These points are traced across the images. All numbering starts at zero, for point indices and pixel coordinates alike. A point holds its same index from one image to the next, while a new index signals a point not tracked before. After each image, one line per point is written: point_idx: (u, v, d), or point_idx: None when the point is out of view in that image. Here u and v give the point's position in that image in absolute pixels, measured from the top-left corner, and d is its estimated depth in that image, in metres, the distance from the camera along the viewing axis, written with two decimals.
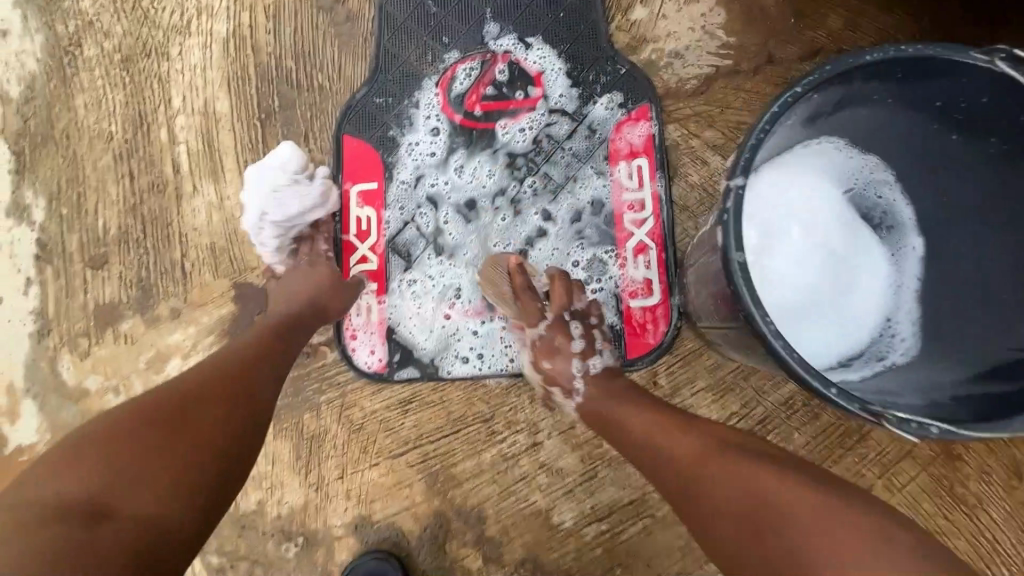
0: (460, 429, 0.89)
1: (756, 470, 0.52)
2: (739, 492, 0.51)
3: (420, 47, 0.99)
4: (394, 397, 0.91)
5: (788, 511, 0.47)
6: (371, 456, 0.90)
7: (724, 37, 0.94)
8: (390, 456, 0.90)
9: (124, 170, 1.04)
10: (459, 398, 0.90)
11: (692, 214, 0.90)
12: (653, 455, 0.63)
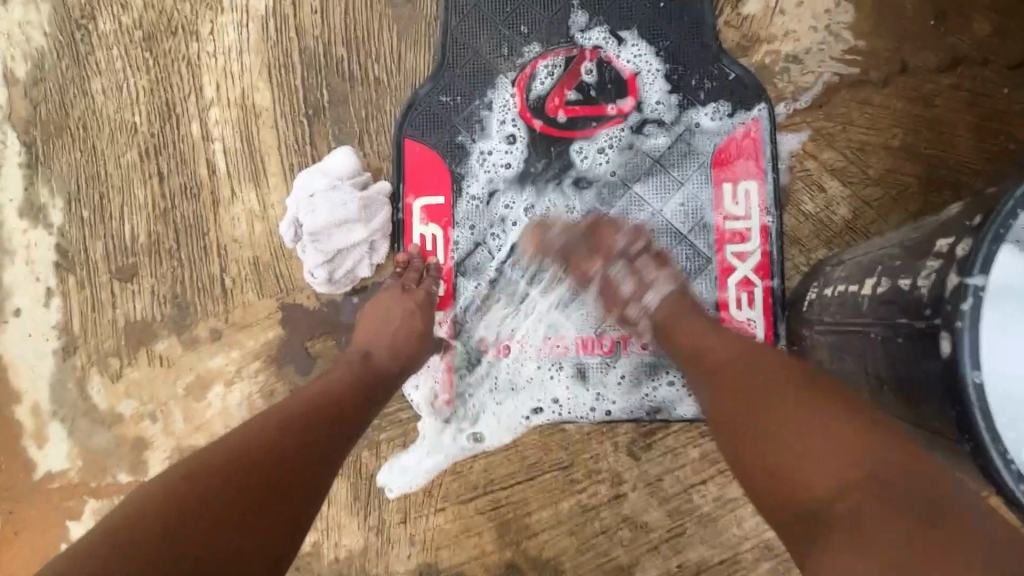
0: (536, 477, 0.82)
1: (831, 445, 0.48)
2: (798, 481, 0.48)
3: (494, 37, 0.85)
4: (463, 440, 0.84)
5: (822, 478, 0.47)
6: (437, 502, 0.83)
7: (851, 39, 0.81)
8: (458, 503, 0.83)
9: (151, 169, 0.92)
10: (535, 443, 0.82)
11: (803, 248, 0.80)
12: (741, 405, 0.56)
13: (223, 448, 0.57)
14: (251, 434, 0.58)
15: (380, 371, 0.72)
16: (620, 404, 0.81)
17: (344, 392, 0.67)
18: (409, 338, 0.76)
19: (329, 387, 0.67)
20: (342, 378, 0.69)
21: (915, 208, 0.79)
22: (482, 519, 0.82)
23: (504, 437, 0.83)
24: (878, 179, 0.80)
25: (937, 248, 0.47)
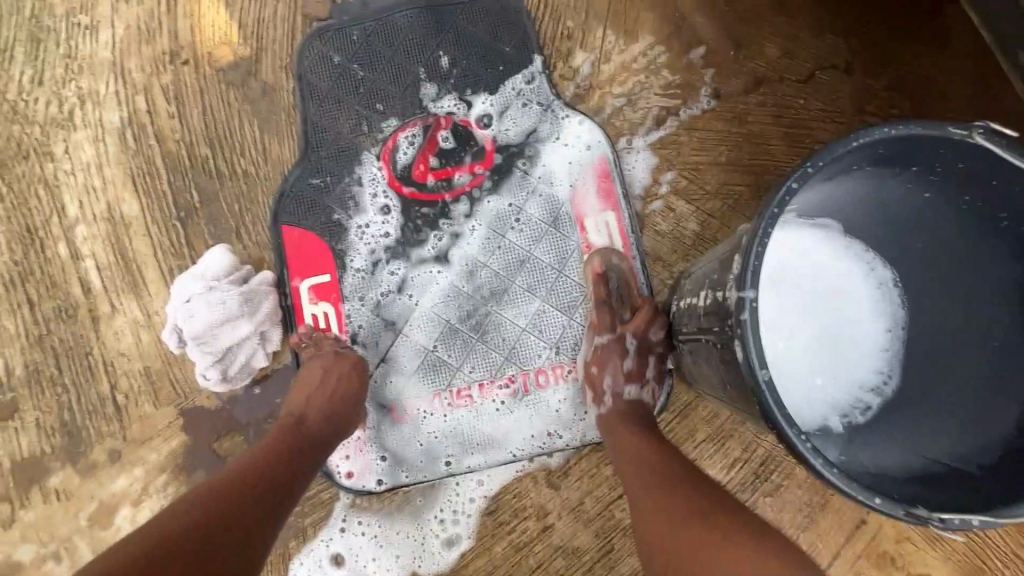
0: (465, 526, 0.84)
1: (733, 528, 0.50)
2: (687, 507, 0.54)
3: (352, 117, 0.90)
4: (379, 511, 0.85)
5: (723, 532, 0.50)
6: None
7: (669, 76, 0.92)
8: (391, 573, 0.83)
9: (20, 298, 0.88)
10: (458, 492, 0.85)
11: (666, 264, 0.89)
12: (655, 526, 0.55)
13: (170, 522, 0.54)
14: (194, 506, 0.57)
15: (313, 433, 0.73)
16: (530, 439, 0.85)
17: (280, 459, 0.67)
18: (340, 404, 0.77)
19: (264, 456, 0.67)
20: (272, 447, 0.69)
21: (752, 213, 0.89)
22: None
23: (428, 493, 0.85)
24: (714, 192, 0.90)
25: (733, 263, 0.55)
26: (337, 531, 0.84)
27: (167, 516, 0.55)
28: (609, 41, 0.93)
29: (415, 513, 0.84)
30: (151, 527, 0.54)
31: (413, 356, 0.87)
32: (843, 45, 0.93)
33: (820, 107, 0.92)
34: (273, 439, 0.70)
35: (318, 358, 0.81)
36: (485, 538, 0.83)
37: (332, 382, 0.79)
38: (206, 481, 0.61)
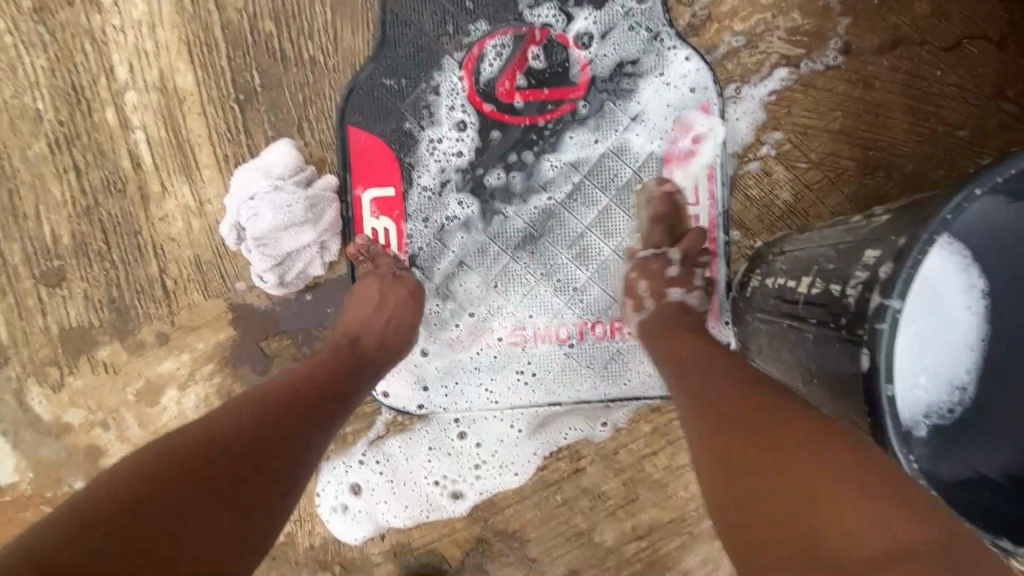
0: (472, 481, 0.87)
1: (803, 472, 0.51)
2: (782, 420, 0.56)
3: (438, 12, 0.80)
4: (392, 453, 0.87)
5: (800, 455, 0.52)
6: (381, 518, 0.88)
7: (799, 18, 0.81)
8: (400, 518, 0.88)
9: (66, 163, 0.83)
10: (478, 442, 0.87)
11: (749, 231, 0.83)
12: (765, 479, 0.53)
13: (216, 421, 0.58)
14: (236, 410, 0.60)
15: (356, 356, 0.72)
16: (575, 389, 0.85)
17: (320, 377, 0.67)
18: (400, 329, 0.76)
19: (307, 372, 0.67)
20: (319, 364, 0.69)
21: (851, 193, 0.83)
22: (450, 500, 0.87)
23: (457, 431, 0.87)
24: (817, 163, 0.83)
25: (865, 260, 0.52)
26: (352, 463, 0.88)
27: (224, 412, 0.59)
28: None
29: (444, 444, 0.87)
30: (210, 419, 0.59)
31: (475, 288, 0.84)
32: (1003, 12, 0.81)
33: (958, 82, 0.81)
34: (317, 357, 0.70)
35: (382, 279, 0.78)
36: (501, 487, 0.87)
37: (389, 310, 0.76)
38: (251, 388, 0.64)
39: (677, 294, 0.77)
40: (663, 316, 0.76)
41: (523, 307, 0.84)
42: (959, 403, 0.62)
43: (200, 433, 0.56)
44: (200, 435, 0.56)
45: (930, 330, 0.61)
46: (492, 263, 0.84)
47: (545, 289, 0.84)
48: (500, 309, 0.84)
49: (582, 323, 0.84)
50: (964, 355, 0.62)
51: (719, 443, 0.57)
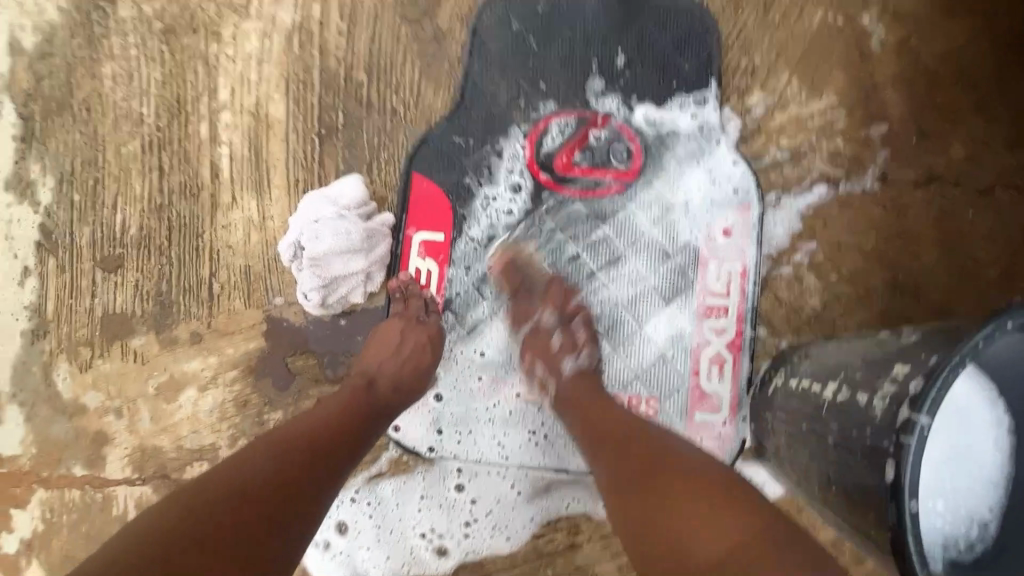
0: (461, 539, 0.85)
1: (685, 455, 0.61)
2: (690, 470, 0.59)
3: (513, 88, 0.89)
4: (380, 498, 0.86)
5: (679, 464, 0.60)
6: (361, 565, 0.86)
7: (841, 144, 0.88)
8: (379, 569, 0.86)
9: (152, 163, 0.91)
10: (476, 497, 0.85)
11: (775, 331, 0.86)
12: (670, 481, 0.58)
13: (233, 467, 0.58)
14: (253, 458, 0.59)
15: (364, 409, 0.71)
16: (583, 459, 0.84)
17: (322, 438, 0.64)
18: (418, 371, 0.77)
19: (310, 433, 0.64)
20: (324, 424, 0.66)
21: (879, 312, 0.85)
22: (435, 556, 0.85)
23: (454, 484, 0.86)
24: (848, 278, 0.86)
25: (894, 374, 0.53)
26: (339, 502, 0.86)
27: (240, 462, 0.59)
28: (792, 89, 0.88)
29: (438, 496, 0.86)
30: (216, 473, 0.58)
31: (502, 341, 0.86)
32: None
33: (988, 225, 0.86)
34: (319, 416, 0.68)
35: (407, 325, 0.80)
36: (490, 550, 0.85)
37: (403, 357, 0.78)
38: (262, 436, 0.63)
39: (569, 366, 0.78)
40: (578, 387, 0.76)
41: None
42: (979, 538, 0.61)
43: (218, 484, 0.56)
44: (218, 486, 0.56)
45: (952, 458, 0.61)
46: None
47: None
48: (523, 366, 0.86)
49: (601, 393, 0.85)
50: (989, 488, 0.61)
51: (642, 481, 0.59)
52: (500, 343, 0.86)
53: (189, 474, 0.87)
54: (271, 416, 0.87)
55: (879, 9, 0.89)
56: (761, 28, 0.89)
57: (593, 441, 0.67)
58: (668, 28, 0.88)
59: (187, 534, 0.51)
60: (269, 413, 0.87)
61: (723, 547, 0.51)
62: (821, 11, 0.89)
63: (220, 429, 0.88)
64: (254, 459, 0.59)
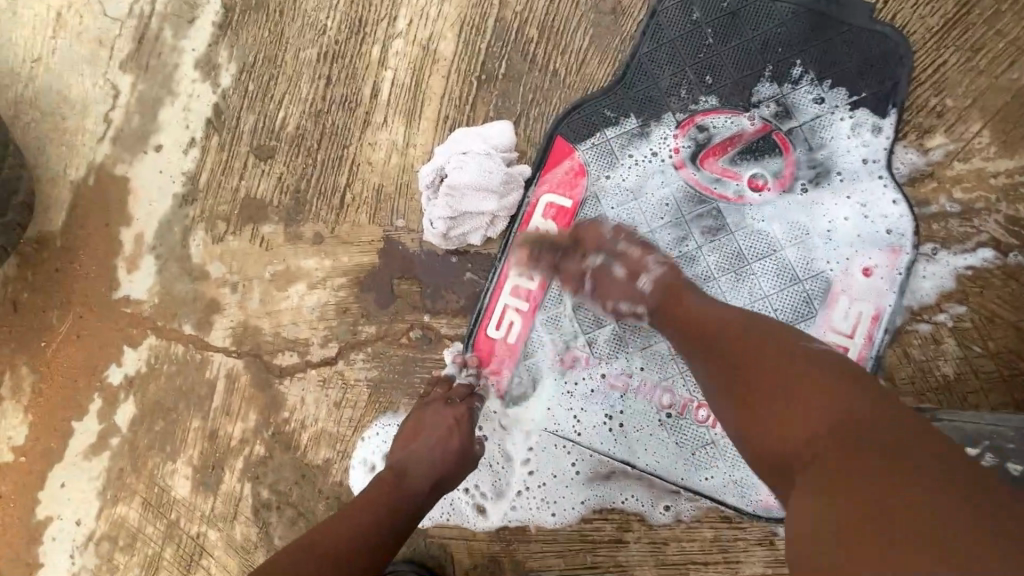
0: (502, 505, 0.84)
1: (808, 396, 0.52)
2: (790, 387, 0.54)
3: (678, 74, 0.87)
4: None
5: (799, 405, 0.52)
6: None
7: (1023, 211, 0.80)
8: None
9: (323, 72, 0.97)
10: (531, 467, 0.83)
11: (893, 388, 0.79)
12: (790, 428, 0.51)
13: (342, 518, 0.63)
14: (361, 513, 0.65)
15: (371, 522, 0.64)
16: (654, 459, 0.81)
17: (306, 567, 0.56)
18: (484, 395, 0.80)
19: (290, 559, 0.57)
20: (307, 543, 0.59)
21: (1021, 399, 0.77)
22: (476, 510, 0.84)
23: (514, 445, 0.84)
24: (994, 354, 0.78)
25: None
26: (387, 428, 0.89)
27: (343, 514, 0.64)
28: (982, 141, 0.81)
29: (494, 453, 0.85)
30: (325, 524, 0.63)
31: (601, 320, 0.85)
32: None
33: None
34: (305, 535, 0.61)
35: (438, 410, 0.79)
36: (533, 521, 0.83)
37: (440, 440, 0.76)
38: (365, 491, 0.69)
39: (624, 307, 0.75)
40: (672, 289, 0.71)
41: (637, 359, 0.83)
42: None
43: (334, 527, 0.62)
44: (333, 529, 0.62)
45: None
46: None
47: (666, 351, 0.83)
48: (614, 350, 0.84)
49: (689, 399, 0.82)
50: None
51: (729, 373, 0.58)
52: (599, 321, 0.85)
53: (278, 361, 0.93)
54: (365, 329, 0.91)
55: None
56: (962, 70, 0.82)
57: (690, 338, 0.65)
58: (858, 48, 0.83)
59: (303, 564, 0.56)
60: (364, 326, 0.91)
61: (816, 432, 0.49)
62: None
63: (316, 327, 0.92)
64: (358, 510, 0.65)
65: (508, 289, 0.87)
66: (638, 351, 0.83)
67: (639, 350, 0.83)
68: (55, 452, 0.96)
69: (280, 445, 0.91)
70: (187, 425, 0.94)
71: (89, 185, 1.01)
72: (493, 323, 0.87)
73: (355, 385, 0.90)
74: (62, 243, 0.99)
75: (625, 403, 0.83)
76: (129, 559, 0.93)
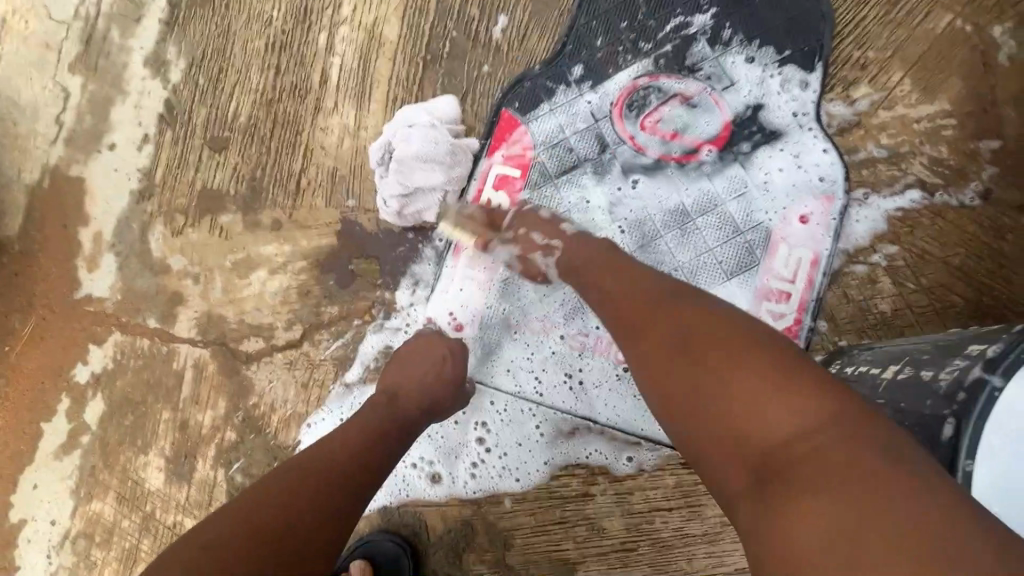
0: (458, 473, 0.86)
1: (763, 393, 0.46)
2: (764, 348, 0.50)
3: (614, 43, 0.90)
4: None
5: (753, 418, 0.46)
6: None
7: (945, 152, 0.84)
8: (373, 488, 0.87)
9: (271, 62, 0.98)
10: (493, 433, 0.86)
11: (837, 328, 0.83)
12: (718, 404, 0.48)
13: (337, 440, 0.62)
14: (355, 438, 0.64)
15: (366, 447, 0.63)
16: (614, 412, 0.84)
17: (298, 511, 0.54)
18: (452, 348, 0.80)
19: (279, 502, 0.54)
20: (288, 482, 0.56)
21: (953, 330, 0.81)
22: (433, 482, 0.86)
23: (468, 416, 0.86)
24: (926, 288, 0.82)
25: (967, 351, 0.52)
26: (333, 417, 0.91)
27: (336, 439, 0.63)
28: (903, 89, 0.85)
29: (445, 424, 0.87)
30: (319, 445, 0.61)
31: (555, 282, 0.87)
32: None
33: None
34: (285, 468, 0.58)
35: (430, 343, 0.80)
36: (497, 487, 0.85)
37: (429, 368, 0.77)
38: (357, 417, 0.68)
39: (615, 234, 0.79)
40: (583, 251, 0.74)
41: (594, 318, 0.86)
42: None
43: (327, 453, 0.60)
44: (327, 453, 0.60)
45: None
46: None
47: None
48: (569, 313, 0.86)
49: None
50: None
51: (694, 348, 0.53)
52: (554, 284, 0.87)
53: (244, 347, 0.94)
54: (328, 309, 0.92)
55: (1015, 22, 0.84)
56: (882, 23, 0.87)
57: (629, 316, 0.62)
58: (783, 7, 0.87)
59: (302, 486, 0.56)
60: (327, 306, 0.93)
61: (785, 425, 0.44)
62: (950, 15, 0.86)
63: (279, 312, 0.94)
64: (352, 436, 0.64)
65: (464, 261, 0.89)
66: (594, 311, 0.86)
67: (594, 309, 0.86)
68: (25, 455, 0.96)
69: (251, 429, 0.92)
70: (157, 418, 0.94)
71: (44, 188, 1.01)
72: (451, 295, 0.89)
73: (322, 365, 0.92)
74: (20, 247, 1.00)
75: (584, 361, 0.85)
76: (106, 555, 0.93)
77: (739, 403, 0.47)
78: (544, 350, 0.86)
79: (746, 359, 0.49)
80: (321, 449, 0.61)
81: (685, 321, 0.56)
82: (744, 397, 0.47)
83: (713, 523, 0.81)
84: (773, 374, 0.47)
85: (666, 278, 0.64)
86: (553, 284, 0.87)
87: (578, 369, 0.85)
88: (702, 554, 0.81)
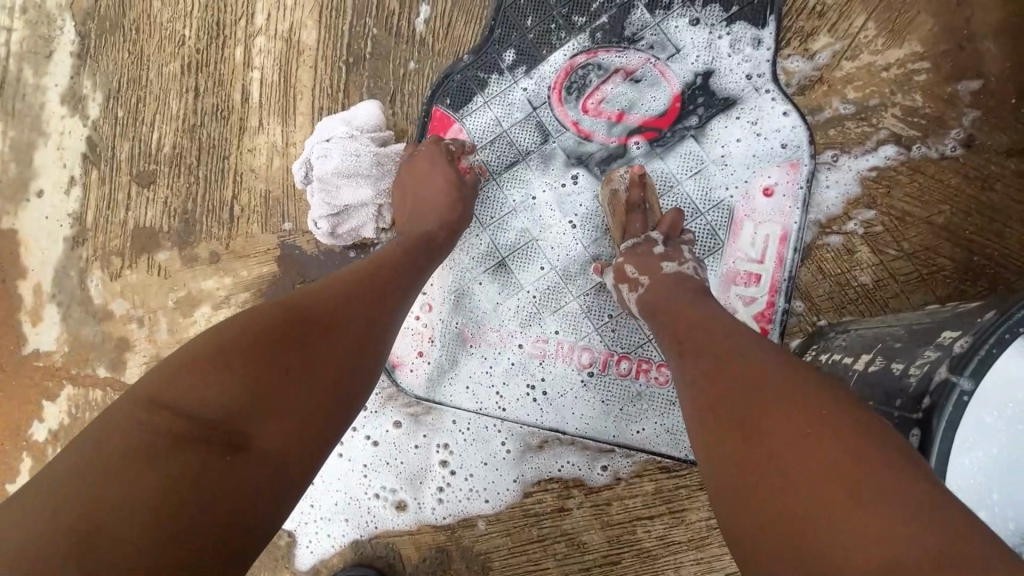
0: (424, 499, 0.81)
1: (852, 505, 0.39)
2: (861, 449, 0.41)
3: (545, 21, 0.83)
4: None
5: (824, 530, 0.39)
6: (313, 528, 0.83)
7: (920, 100, 0.75)
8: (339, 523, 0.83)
9: (189, 84, 0.93)
10: (458, 455, 0.81)
11: (815, 307, 0.76)
12: (789, 499, 0.41)
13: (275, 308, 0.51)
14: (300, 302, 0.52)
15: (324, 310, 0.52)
16: (582, 420, 0.79)
17: (242, 400, 0.44)
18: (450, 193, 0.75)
19: (205, 408, 0.43)
20: (223, 366, 0.45)
21: (942, 295, 0.74)
22: (400, 510, 0.82)
23: (431, 439, 0.82)
24: (909, 253, 0.75)
25: (936, 343, 0.47)
26: None
27: (277, 311, 0.51)
28: (868, 35, 0.77)
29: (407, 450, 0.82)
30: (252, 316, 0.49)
31: (508, 288, 0.81)
32: None
33: None
34: (200, 353, 0.46)
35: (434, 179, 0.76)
36: (468, 510, 0.81)
37: (432, 216, 0.73)
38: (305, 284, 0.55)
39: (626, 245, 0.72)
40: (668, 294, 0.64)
41: (552, 322, 0.80)
42: None
43: (264, 328, 0.49)
44: (264, 330, 0.49)
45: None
46: (535, 269, 0.81)
47: (576, 310, 0.80)
48: (526, 320, 0.81)
49: (607, 354, 0.79)
50: None
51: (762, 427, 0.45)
52: (508, 290, 0.81)
53: None
54: None
55: None
56: None
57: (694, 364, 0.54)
58: None
59: (238, 371, 0.45)
60: None
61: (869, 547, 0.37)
62: None
63: None
64: (295, 303, 0.52)
65: None
66: (553, 315, 0.80)
67: (552, 313, 0.80)
68: None
69: None
70: None
71: None
72: None
73: None
74: None
75: (546, 369, 0.80)
76: None
77: (818, 503, 0.40)
78: (503, 362, 0.81)
79: (833, 459, 0.41)
80: (257, 324, 0.49)
81: (758, 387, 0.48)
82: (824, 504, 0.39)
83: (697, 529, 0.76)
84: (869, 483, 0.39)
85: (740, 325, 0.56)
86: (507, 291, 0.81)
87: (541, 378, 0.80)
88: (689, 561, 0.76)
